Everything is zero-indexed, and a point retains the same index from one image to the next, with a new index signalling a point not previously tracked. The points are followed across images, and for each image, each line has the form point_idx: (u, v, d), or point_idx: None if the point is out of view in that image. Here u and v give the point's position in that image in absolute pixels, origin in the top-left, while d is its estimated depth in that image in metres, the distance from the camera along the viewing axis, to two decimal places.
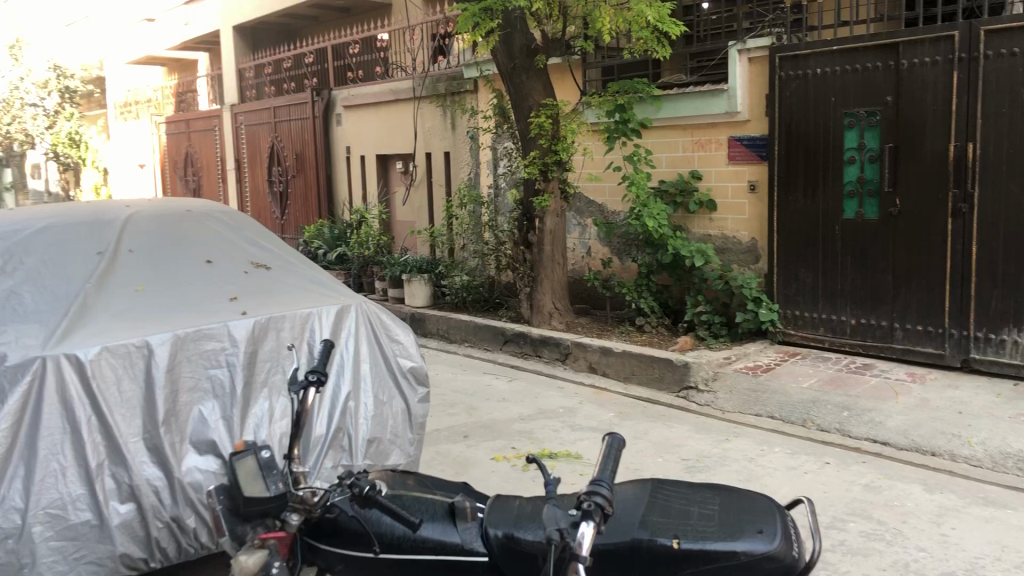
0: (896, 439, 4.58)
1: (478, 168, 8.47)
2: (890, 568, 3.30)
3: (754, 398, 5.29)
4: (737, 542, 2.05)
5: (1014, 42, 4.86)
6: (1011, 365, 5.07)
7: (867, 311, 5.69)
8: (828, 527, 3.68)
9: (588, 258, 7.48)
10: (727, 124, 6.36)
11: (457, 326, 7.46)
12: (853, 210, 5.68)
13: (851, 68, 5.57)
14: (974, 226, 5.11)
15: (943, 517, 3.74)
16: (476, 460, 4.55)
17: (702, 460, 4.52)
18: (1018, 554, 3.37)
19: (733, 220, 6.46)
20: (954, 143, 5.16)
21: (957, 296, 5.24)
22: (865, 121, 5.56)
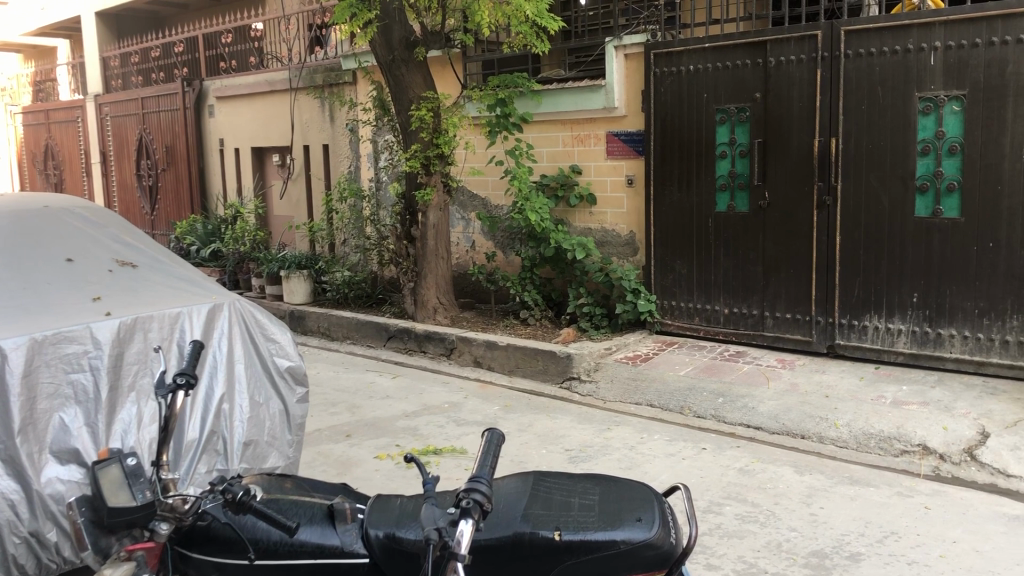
0: (768, 424, 4.76)
1: (358, 161, 8.35)
2: (764, 548, 3.42)
3: (634, 387, 5.41)
4: (617, 531, 2.09)
5: (871, 42, 5.10)
6: (872, 349, 5.33)
7: (739, 301, 5.90)
8: (705, 511, 3.79)
9: (472, 252, 7.50)
10: (604, 119, 6.49)
11: (338, 322, 7.32)
12: (724, 203, 5.88)
13: (722, 65, 5.75)
14: (837, 219, 5.36)
15: (813, 497, 3.90)
16: (359, 458, 4.48)
17: (585, 449, 4.58)
18: (880, 529, 3.56)
19: (612, 214, 6.58)
20: (818, 138, 5.38)
21: (822, 285, 5.48)
22: (736, 116, 5.75)
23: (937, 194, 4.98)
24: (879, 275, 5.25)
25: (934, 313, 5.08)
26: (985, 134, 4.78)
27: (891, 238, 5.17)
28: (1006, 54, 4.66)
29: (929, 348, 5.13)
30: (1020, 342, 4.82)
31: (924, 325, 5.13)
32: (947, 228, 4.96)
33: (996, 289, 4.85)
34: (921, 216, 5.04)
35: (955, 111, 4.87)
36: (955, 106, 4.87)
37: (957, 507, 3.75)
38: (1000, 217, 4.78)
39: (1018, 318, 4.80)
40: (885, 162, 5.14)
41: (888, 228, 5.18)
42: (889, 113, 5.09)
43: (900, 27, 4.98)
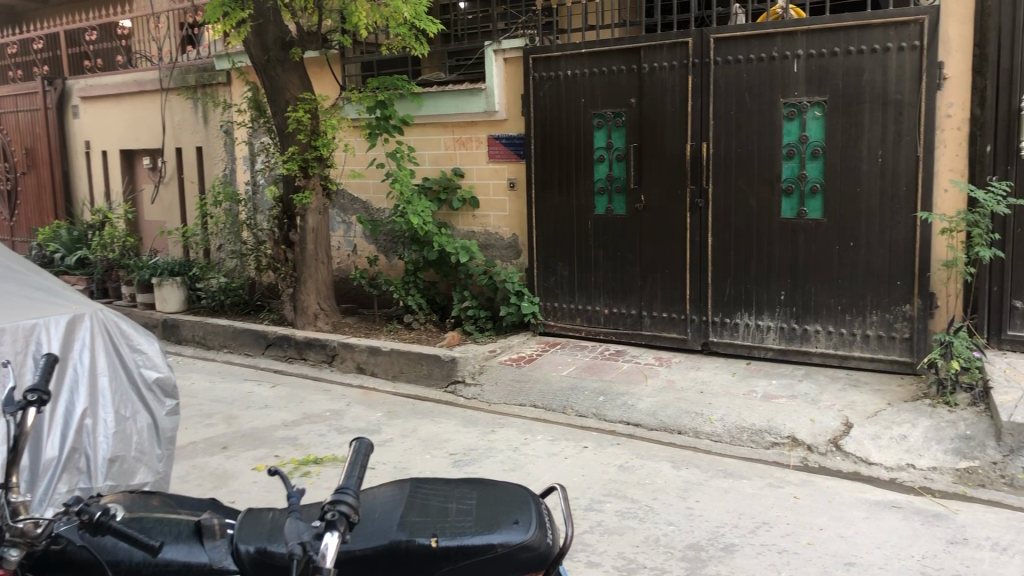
0: (647, 421, 4.87)
1: (234, 164, 8.12)
2: (643, 543, 3.49)
3: (517, 389, 5.44)
4: (494, 534, 2.08)
5: (739, 50, 5.29)
6: (744, 346, 5.53)
7: (619, 301, 6.01)
8: (587, 509, 3.84)
9: (354, 256, 7.39)
10: (485, 123, 6.51)
11: (214, 331, 7.09)
12: (603, 206, 5.98)
13: (599, 71, 5.86)
14: (709, 220, 5.53)
15: (689, 491, 4.01)
16: (236, 471, 4.35)
17: (468, 453, 4.57)
18: (752, 520, 3.68)
19: (495, 217, 6.61)
20: (690, 143, 5.54)
21: (696, 285, 5.65)
22: (612, 121, 5.86)
23: (802, 196, 5.19)
24: (750, 275, 5.44)
25: (801, 310, 5.30)
26: (844, 139, 5.02)
27: (760, 239, 5.37)
28: (862, 63, 4.90)
29: (796, 343, 5.35)
30: (879, 336, 5.07)
31: (792, 322, 5.34)
32: (811, 229, 5.18)
33: (857, 286, 5.09)
34: (788, 217, 5.26)
35: (817, 116, 5.09)
36: (817, 111, 5.09)
37: (823, 496, 3.92)
38: (859, 218, 5.03)
39: (876, 313, 5.06)
40: (753, 166, 5.33)
41: (757, 229, 5.37)
42: (756, 118, 5.28)
43: (764, 35, 5.18)
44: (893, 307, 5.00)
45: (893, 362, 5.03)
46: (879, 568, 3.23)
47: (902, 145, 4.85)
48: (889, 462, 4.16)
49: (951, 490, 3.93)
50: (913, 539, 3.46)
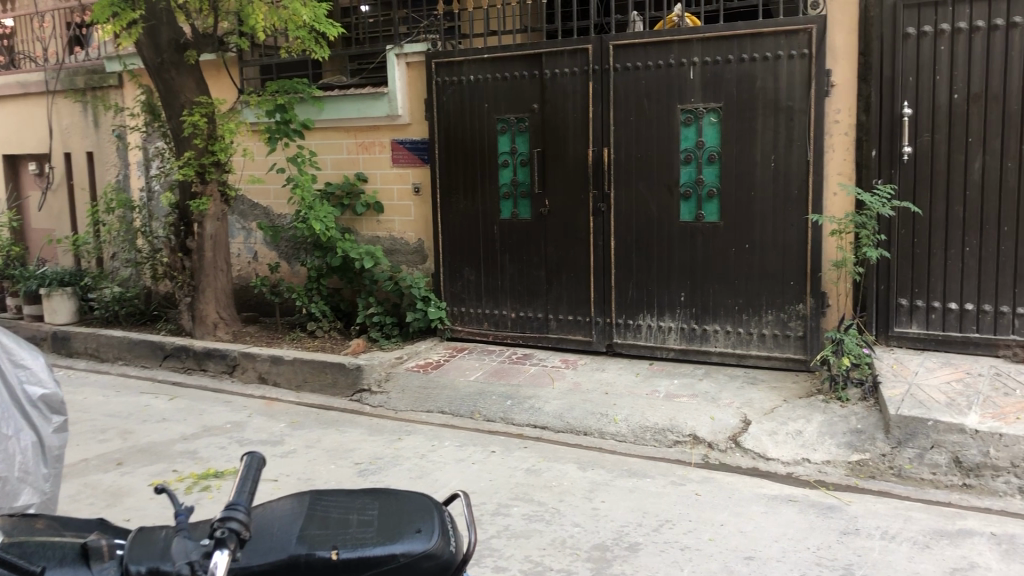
0: (553, 423, 4.91)
1: (127, 170, 7.85)
2: (549, 546, 3.52)
3: (424, 395, 5.40)
4: (396, 544, 2.06)
5: (637, 57, 5.38)
6: (647, 347, 5.63)
7: (525, 305, 6.04)
8: (494, 514, 3.84)
9: (254, 263, 7.23)
10: (388, 127, 6.46)
11: (108, 342, 6.83)
12: (508, 211, 6.00)
13: (501, 76, 5.88)
14: (611, 224, 5.61)
15: (595, 492, 4.06)
16: (131, 488, 4.19)
17: (374, 461, 4.52)
18: (656, 518, 3.75)
19: (399, 222, 6.57)
20: (592, 148, 5.61)
21: (599, 288, 5.73)
22: (515, 126, 5.90)
23: (699, 200, 5.32)
24: (651, 277, 5.54)
25: (700, 310, 5.43)
26: (739, 144, 5.16)
27: (660, 242, 5.48)
28: (755, 70, 5.05)
29: (696, 343, 5.48)
30: (775, 335, 5.23)
31: (692, 322, 5.46)
32: (709, 232, 5.32)
33: (753, 286, 5.24)
34: (686, 221, 5.38)
35: (712, 122, 5.22)
36: (712, 117, 5.22)
37: (723, 492, 4.01)
38: (754, 221, 5.18)
39: (772, 312, 5.21)
40: (653, 170, 5.44)
41: (657, 232, 5.48)
42: (655, 124, 5.39)
43: (661, 42, 5.29)
44: (787, 306, 5.17)
45: (788, 360, 5.20)
46: (776, 560, 3.33)
47: (794, 150, 5.02)
48: (786, 456, 4.29)
49: (844, 482, 4.08)
50: (808, 531, 3.58)
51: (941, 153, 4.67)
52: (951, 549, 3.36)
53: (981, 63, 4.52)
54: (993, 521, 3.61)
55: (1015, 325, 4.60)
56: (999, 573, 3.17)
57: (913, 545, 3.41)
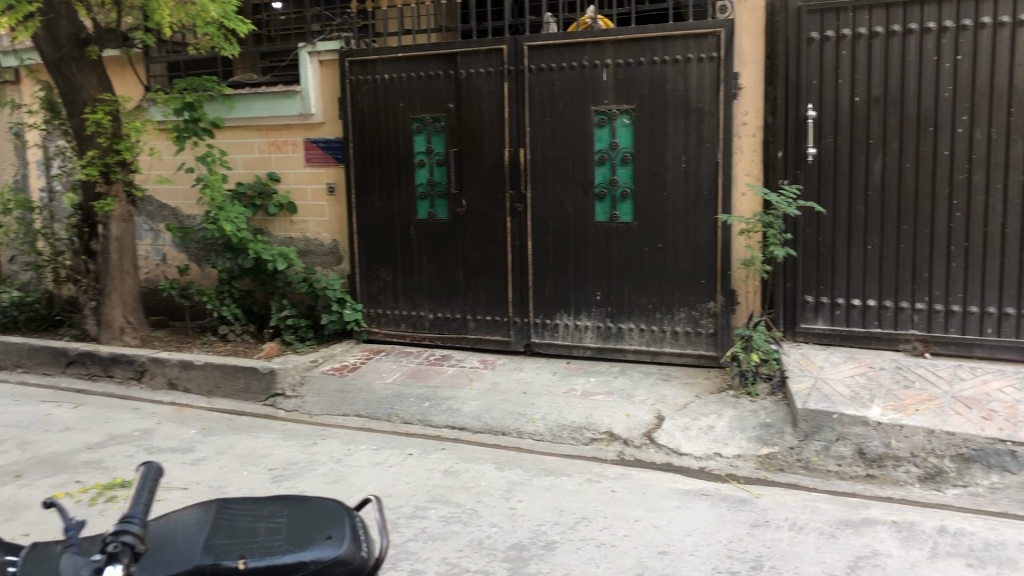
0: (471, 424, 4.90)
1: (26, 169, 7.54)
2: (466, 547, 3.50)
3: (340, 399, 5.33)
4: (306, 551, 2.02)
5: (551, 58, 5.41)
6: (564, 346, 5.68)
7: (442, 306, 6.02)
8: (411, 517, 3.81)
9: (163, 265, 7.03)
10: (301, 126, 6.36)
11: (6, 349, 6.54)
12: (424, 211, 5.97)
13: (416, 75, 5.84)
14: (528, 224, 5.63)
15: (512, 492, 4.06)
16: (30, 501, 4.01)
17: (289, 467, 4.43)
18: (572, 516, 3.77)
19: (314, 222, 6.47)
20: (507, 148, 5.62)
21: (517, 288, 5.75)
22: (431, 126, 5.87)
23: (613, 200, 5.39)
24: (567, 276, 5.59)
25: (615, 309, 5.49)
26: (652, 145, 5.24)
27: (576, 242, 5.52)
28: (666, 73, 5.14)
29: (612, 341, 5.55)
30: (688, 332, 5.33)
31: (607, 321, 5.53)
32: (623, 232, 5.39)
33: (666, 285, 5.33)
34: (601, 221, 5.43)
35: (625, 124, 5.29)
36: (626, 119, 5.29)
37: (638, 488, 4.07)
38: (666, 221, 5.27)
39: (684, 310, 5.31)
40: (568, 171, 5.48)
41: (573, 232, 5.52)
42: (569, 124, 5.43)
43: (574, 44, 5.33)
44: (699, 304, 5.27)
45: (701, 356, 5.31)
46: (689, 554, 3.39)
47: (704, 151, 5.12)
48: (698, 451, 4.38)
49: (754, 475, 4.18)
50: (720, 525, 3.65)
51: (843, 154, 4.81)
52: (856, 538, 3.47)
53: (880, 67, 4.66)
54: (894, 510, 3.75)
55: (914, 320, 4.77)
56: (900, 559, 3.29)
57: (820, 536, 3.51)
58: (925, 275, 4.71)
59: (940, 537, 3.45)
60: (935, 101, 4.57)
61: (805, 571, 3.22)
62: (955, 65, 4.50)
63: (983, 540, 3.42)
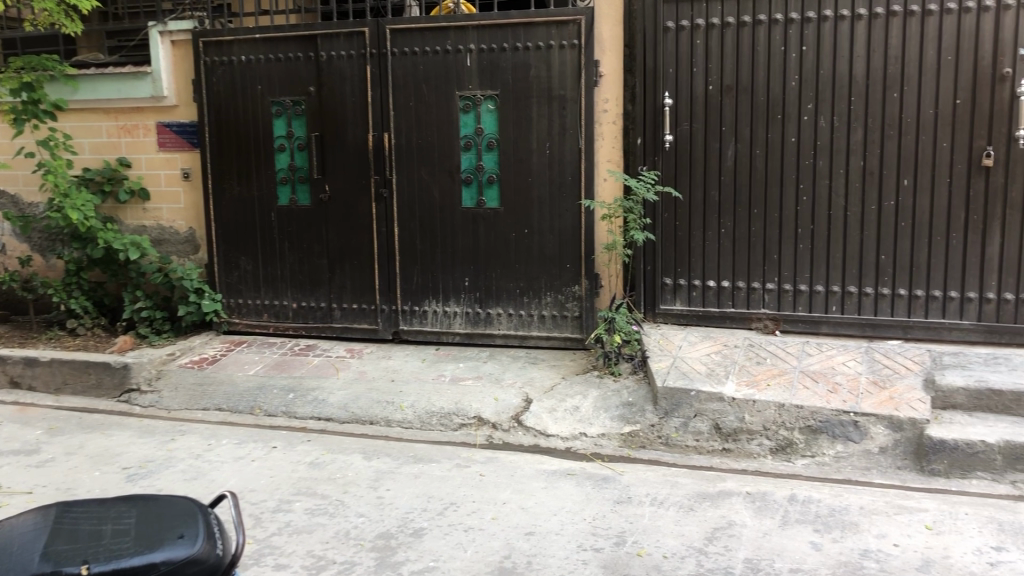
0: (338, 414, 4.82)
1: None
2: (332, 539, 3.45)
3: (199, 393, 5.14)
4: (156, 553, 1.92)
5: (414, 42, 5.35)
6: (432, 332, 5.66)
7: (307, 294, 5.89)
8: (275, 511, 3.72)
9: (3, 256, 6.59)
10: (153, 109, 6.07)
11: None
12: (286, 197, 5.81)
13: (275, 57, 5.67)
14: (394, 210, 5.56)
15: (380, 481, 4.02)
16: None
17: (145, 465, 4.24)
18: (440, 502, 3.77)
19: (168, 210, 6.20)
20: (371, 133, 5.53)
21: (384, 275, 5.67)
22: (291, 109, 5.71)
23: (480, 185, 5.39)
24: (434, 263, 5.56)
25: (483, 294, 5.51)
26: (516, 131, 5.27)
27: (442, 228, 5.50)
28: (529, 59, 5.17)
29: (480, 327, 5.57)
30: (554, 316, 5.42)
31: (476, 306, 5.55)
32: (490, 217, 5.40)
33: (532, 270, 5.39)
34: (467, 207, 5.43)
35: (490, 109, 5.31)
36: (490, 104, 5.30)
37: (506, 471, 4.10)
38: (532, 206, 5.32)
39: (551, 295, 5.39)
40: (434, 156, 5.44)
41: (440, 218, 5.50)
42: (434, 109, 5.40)
43: (437, 28, 5.29)
44: (564, 288, 5.36)
45: (567, 339, 5.41)
46: (554, 534, 3.44)
47: (567, 137, 5.20)
48: (564, 432, 4.45)
49: (618, 453, 4.28)
50: (585, 503, 3.73)
51: (698, 141, 4.96)
52: (713, 510, 3.61)
53: (731, 57, 4.83)
54: (748, 481, 3.92)
55: (765, 300, 4.99)
56: (754, 528, 3.44)
57: (680, 509, 3.64)
58: (775, 257, 4.93)
59: (790, 506, 3.63)
60: (783, 90, 4.78)
61: (665, 544, 3.33)
62: (801, 55, 4.71)
63: (829, 506, 3.62)
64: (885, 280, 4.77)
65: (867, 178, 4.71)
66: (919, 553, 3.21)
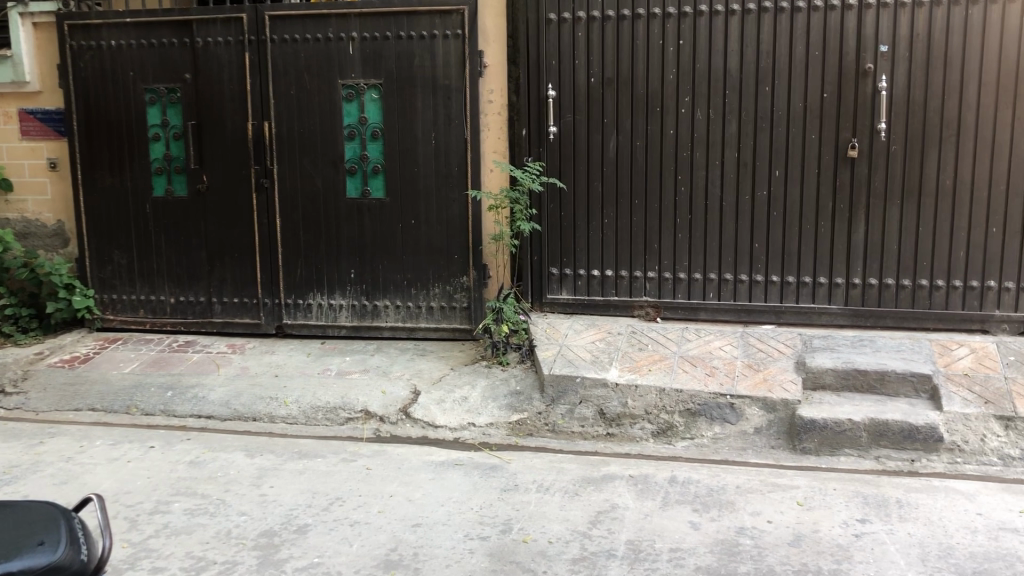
0: (219, 411, 4.68)
1: None
2: (213, 539, 3.35)
3: (71, 393, 4.91)
4: (14, 561, 1.83)
5: (295, 29, 5.24)
6: (318, 325, 5.57)
7: (185, 289, 5.70)
8: (152, 513, 3.59)
9: None
10: (14, 95, 5.74)
11: None
12: (161, 187, 5.60)
13: (147, 42, 5.45)
14: (275, 201, 5.44)
15: (263, 478, 3.93)
16: None
17: (10, 471, 4.02)
18: (326, 497, 3.71)
19: (34, 202, 5.88)
20: (251, 122, 5.39)
21: (266, 268, 5.55)
22: (166, 97, 5.50)
23: (364, 175, 5.32)
24: (319, 255, 5.47)
25: (370, 287, 5.46)
26: (401, 121, 5.23)
27: (326, 219, 5.41)
28: (413, 49, 5.14)
29: (367, 319, 5.51)
30: (442, 307, 5.41)
31: (362, 299, 5.48)
32: (375, 208, 5.34)
33: (419, 261, 5.36)
34: (352, 198, 5.36)
35: (373, 98, 5.24)
36: (373, 94, 5.24)
37: (393, 463, 4.07)
38: (418, 197, 5.29)
39: (438, 286, 5.38)
40: (317, 146, 5.35)
41: (323, 209, 5.40)
42: (316, 98, 5.30)
43: (318, 15, 5.19)
44: (452, 279, 5.35)
45: (455, 330, 5.42)
46: (441, 524, 3.44)
47: (453, 127, 5.19)
48: (452, 423, 4.45)
49: (506, 442, 4.31)
50: (472, 493, 3.74)
51: (581, 133, 5.03)
52: (596, 494, 3.68)
53: (612, 50, 4.91)
54: (630, 465, 4.01)
55: (646, 288, 5.11)
56: (636, 510, 3.53)
57: (565, 495, 3.69)
58: (655, 247, 5.05)
59: (671, 487, 3.73)
60: (661, 83, 4.89)
61: (550, 530, 3.37)
62: (678, 49, 4.83)
63: (707, 486, 3.74)
64: (759, 267, 4.95)
65: (741, 169, 4.87)
66: (790, 529, 3.35)
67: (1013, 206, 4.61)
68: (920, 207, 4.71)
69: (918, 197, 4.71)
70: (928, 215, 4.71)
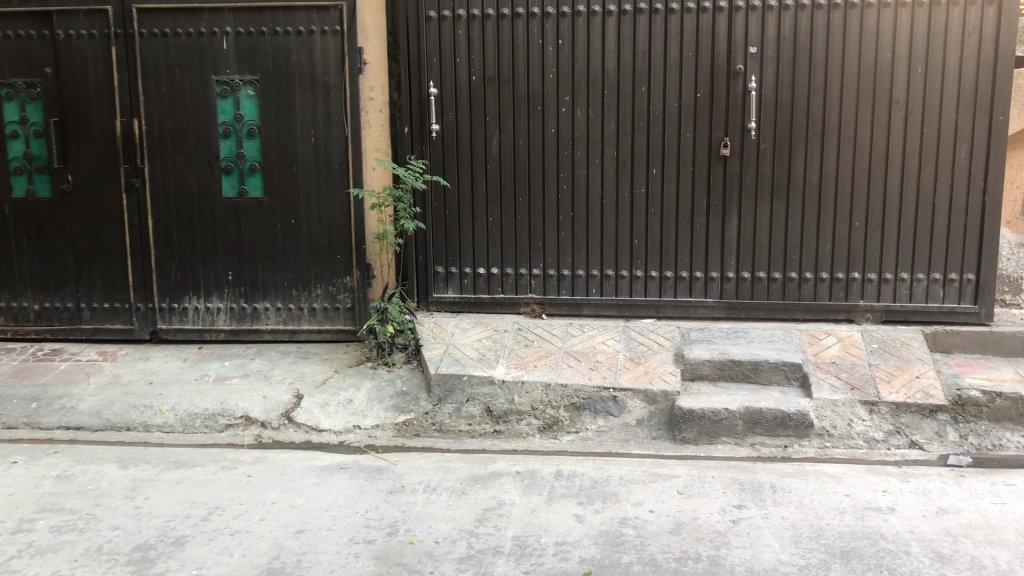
0: (89, 422, 4.47)
1: None
2: (82, 556, 3.19)
3: None
4: None
5: (165, 23, 5.05)
6: (195, 330, 5.39)
7: (50, 295, 5.41)
8: (15, 532, 3.39)
9: None
10: None
11: None
12: (22, 188, 5.30)
13: (2, 34, 5.15)
14: (146, 201, 5.23)
15: (137, 490, 3.77)
16: None
17: None
18: (205, 507, 3.59)
19: None
20: (119, 119, 5.17)
21: (138, 272, 5.33)
22: (24, 92, 5.20)
23: (241, 174, 5.18)
24: (194, 257, 5.29)
25: (249, 289, 5.31)
26: (278, 118, 5.11)
27: (201, 220, 5.24)
28: (290, 45, 5.03)
29: (246, 322, 5.36)
30: (325, 308, 5.31)
31: (241, 301, 5.33)
32: (253, 208, 5.20)
33: (300, 262, 5.25)
34: (228, 197, 5.20)
35: (249, 95, 5.11)
36: (249, 90, 5.10)
37: (275, 470, 3.97)
38: (298, 196, 5.18)
39: (321, 287, 5.28)
40: (190, 144, 5.17)
41: (198, 209, 5.23)
42: (188, 95, 5.12)
43: (189, 9, 5.02)
44: (335, 279, 5.26)
45: (338, 331, 5.33)
46: (325, 530, 3.38)
47: (332, 125, 5.10)
48: (337, 426, 4.37)
49: (392, 443, 4.27)
50: (357, 496, 3.68)
51: (463, 132, 5.02)
52: (483, 492, 3.69)
53: (492, 49, 4.92)
54: (517, 461, 4.03)
55: (531, 285, 5.15)
56: (522, 506, 3.55)
57: (451, 494, 3.68)
58: (539, 244, 5.10)
59: (556, 482, 3.77)
60: (541, 82, 4.93)
61: (437, 530, 3.36)
62: (557, 48, 4.88)
63: (592, 479, 3.80)
64: (638, 263, 5.06)
65: (620, 167, 4.97)
66: (671, 518, 3.43)
67: (873, 200, 4.84)
68: (789, 203, 4.90)
69: (786, 194, 4.90)
70: (796, 211, 4.91)
